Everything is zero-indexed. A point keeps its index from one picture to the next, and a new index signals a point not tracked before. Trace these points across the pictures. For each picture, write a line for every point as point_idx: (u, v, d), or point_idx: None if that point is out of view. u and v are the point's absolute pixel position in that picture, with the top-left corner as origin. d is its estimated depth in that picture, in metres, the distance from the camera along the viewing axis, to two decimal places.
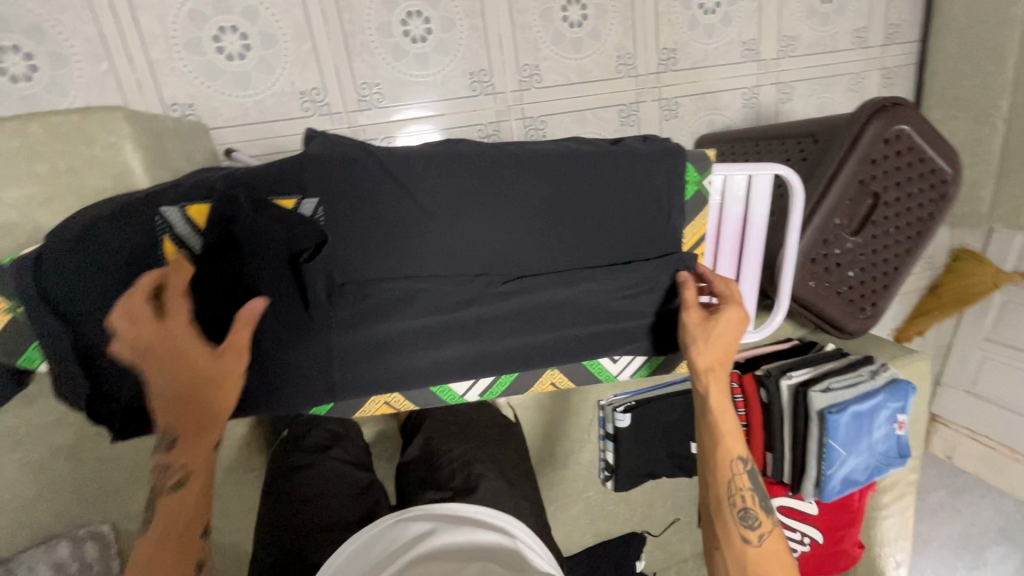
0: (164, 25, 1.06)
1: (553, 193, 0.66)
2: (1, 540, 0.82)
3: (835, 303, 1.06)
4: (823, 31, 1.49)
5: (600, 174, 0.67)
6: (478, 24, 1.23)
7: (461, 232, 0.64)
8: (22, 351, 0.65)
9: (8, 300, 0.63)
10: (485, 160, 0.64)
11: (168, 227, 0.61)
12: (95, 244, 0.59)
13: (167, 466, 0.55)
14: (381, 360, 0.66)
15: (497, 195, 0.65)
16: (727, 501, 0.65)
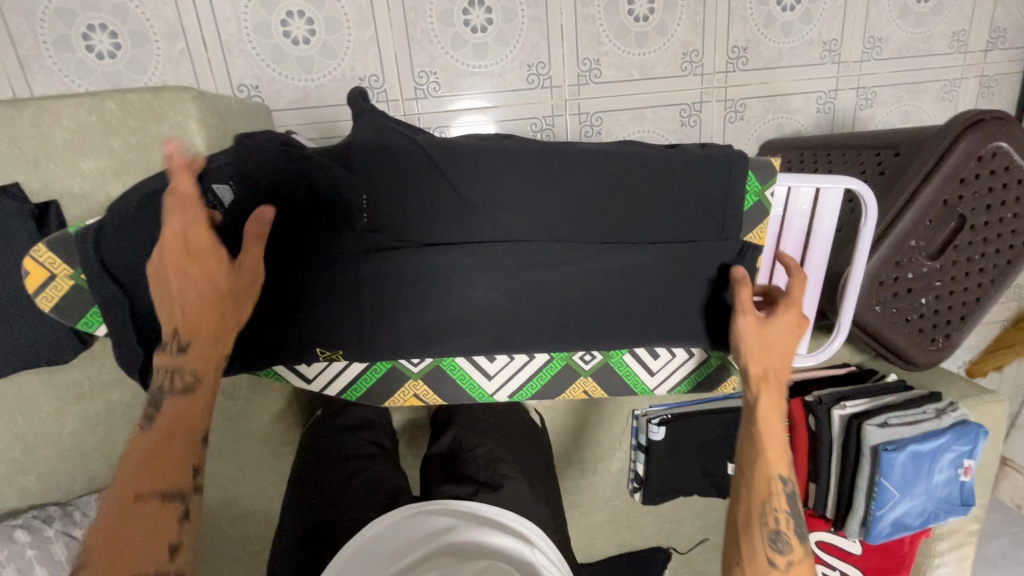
0: (237, 8, 1.10)
1: (602, 194, 0.62)
2: (66, 480, 0.91)
3: (903, 331, 0.98)
4: (915, 33, 1.37)
5: (653, 179, 0.62)
6: (540, 15, 1.21)
7: (502, 228, 0.61)
8: (82, 316, 0.68)
9: (70, 266, 0.66)
10: (535, 156, 0.61)
11: (219, 203, 0.61)
12: (158, 215, 0.64)
13: (178, 369, 0.57)
14: (404, 331, 0.64)
15: (544, 192, 0.61)
16: (760, 521, 0.61)
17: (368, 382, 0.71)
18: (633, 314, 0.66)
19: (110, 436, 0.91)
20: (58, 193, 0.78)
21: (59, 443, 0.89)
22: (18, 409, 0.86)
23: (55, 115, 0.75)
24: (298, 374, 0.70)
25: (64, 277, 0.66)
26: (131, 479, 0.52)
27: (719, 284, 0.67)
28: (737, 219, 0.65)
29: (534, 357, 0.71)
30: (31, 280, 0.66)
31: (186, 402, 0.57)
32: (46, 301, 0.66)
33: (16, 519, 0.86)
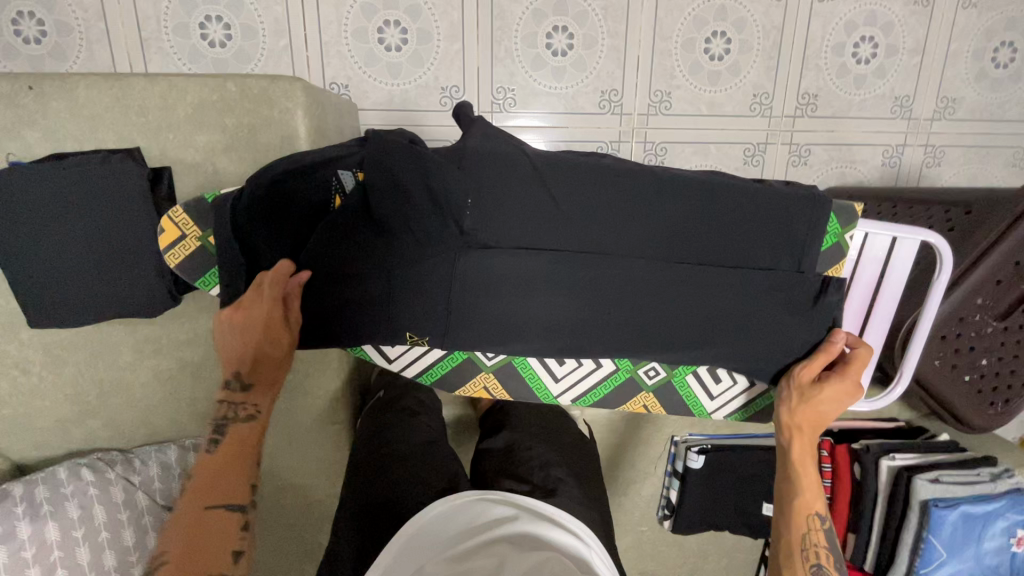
0: (340, 13, 1.18)
1: (693, 218, 0.64)
2: (131, 429, 0.97)
3: (962, 390, 0.97)
4: (989, 97, 1.38)
5: (743, 209, 0.64)
6: (619, 45, 1.26)
7: (595, 241, 0.63)
8: (201, 275, 0.73)
9: (201, 228, 0.71)
10: (631, 174, 0.63)
11: (340, 186, 0.68)
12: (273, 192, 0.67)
13: (238, 402, 0.68)
14: (487, 332, 0.66)
15: (638, 210, 0.63)
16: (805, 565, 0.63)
17: (441, 370, 0.73)
18: (707, 337, 0.68)
19: (177, 392, 0.96)
20: (172, 161, 0.85)
21: (130, 393, 0.95)
22: (101, 356, 0.93)
23: (182, 91, 0.83)
24: (380, 354, 0.71)
25: (193, 238, 0.71)
26: (199, 494, 0.66)
27: (807, 352, 0.68)
28: (816, 257, 0.67)
29: (600, 366, 0.73)
30: (165, 238, 0.70)
31: (246, 431, 0.68)
32: (174, 258, 0.71)
33: (83, 459, 0.92)
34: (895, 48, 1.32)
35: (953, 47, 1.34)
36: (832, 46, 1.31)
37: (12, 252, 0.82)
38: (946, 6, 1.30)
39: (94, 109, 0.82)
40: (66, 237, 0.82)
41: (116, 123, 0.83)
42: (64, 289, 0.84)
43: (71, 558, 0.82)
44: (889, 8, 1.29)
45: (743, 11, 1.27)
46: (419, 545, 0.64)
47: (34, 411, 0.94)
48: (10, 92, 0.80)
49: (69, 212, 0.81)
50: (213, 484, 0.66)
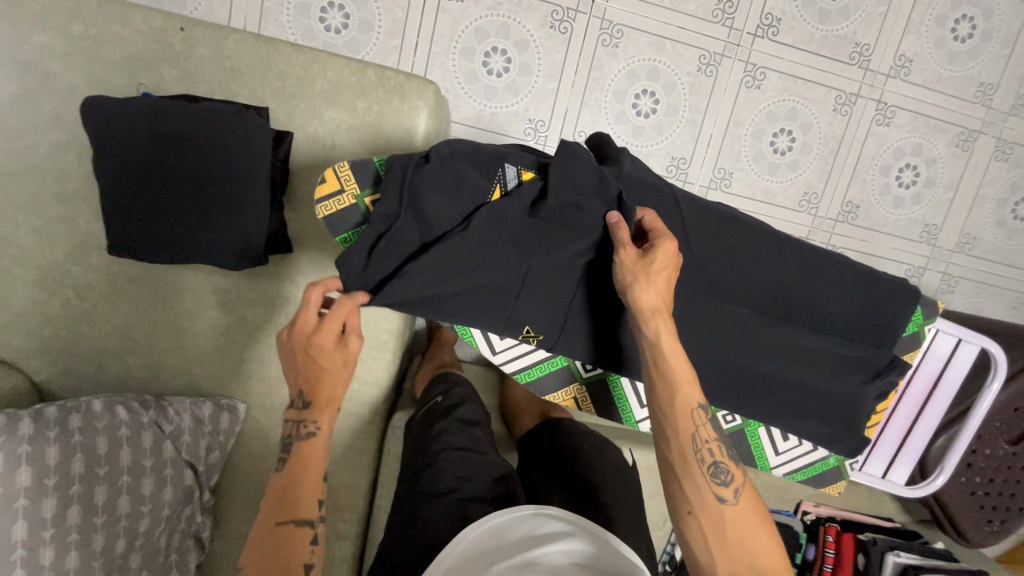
0: (454, 30, 1.23)
1: (797, 281, 0.73)
2: (169, 376, 0.95)
3: (966, 504, 1.03)
4: (1005, 243, 1.51)
5: (843, 282, 0.73)
6: (696, 119, 1.35)
7: (708, 280, 0.73)
8: (341, 231, 0.72)
9: (360, 187, 0.71)
10: (754, 232, 0.72)
11: (502, 180, 0.72)
12: (434, 170, 0.69)
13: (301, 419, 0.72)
14: (590, 339, 0.77)
15: (752, 263, 0.72)
16: (696, 458, 0.62)
17: (538, 373, 0.80)
18: (782, 389, 0.75)
19: (228, 348, 0.95)
20: (295, 128, 0.88)
21: (181, 339, 0.94)
22: (165, 296, 0.92)
23: (324, 67, 0.87)
24: (487, 343, 0.77)
25: (349, 195, 0.71)
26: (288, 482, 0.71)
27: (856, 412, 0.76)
28: (897, 339, 0.75)
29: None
30: (323, 188, 0.70)
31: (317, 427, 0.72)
32: (326, 209, 0.70)
33: (117, 396, 0.89)
34: (933, 181, 1.45)
35: (982, 192, 1.47)
36: (880, 165, 1.43)
37: (118, 177, 0.82)
38: (981, 155, 1.45)
39: (236, 63, 0.86)
40: (177, 175, 0.82)
41: (253, 81, 0.86)
42: (155, 222, 0.84)
43: (89, 496, 0.80)
44: (934, 145, 1.43)
45: (810, 116, 1.37)
46: (475, 555, 0.65)
47: (78, 337, 0.92)
48: (161, 29, 0.84)
49: (186, 151, 0.82)
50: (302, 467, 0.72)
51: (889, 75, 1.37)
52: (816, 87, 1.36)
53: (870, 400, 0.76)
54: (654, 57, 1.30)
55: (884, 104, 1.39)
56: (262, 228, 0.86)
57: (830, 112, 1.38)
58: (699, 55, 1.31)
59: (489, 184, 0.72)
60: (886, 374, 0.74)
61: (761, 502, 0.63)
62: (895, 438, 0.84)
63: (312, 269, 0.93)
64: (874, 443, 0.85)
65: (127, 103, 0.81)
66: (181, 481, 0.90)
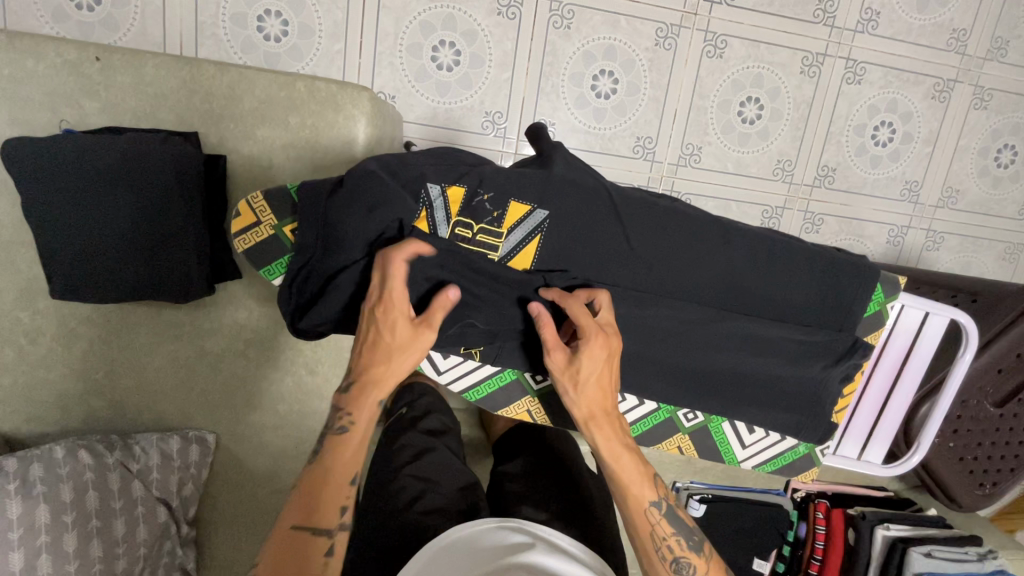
0: (398, 27, 1.17)
1: (749, 271, 0.70)
2: (133, 414, 0.94)
3: (954, 470, 1.02)
4: (990, 193, 1.46)
5: (799, 267, 0.71)
6: (659, 96, 1.29)
7: (658, 275, 0.69)
8: (265, 263, 0.71)
9: (278, 217, 0.69)
10: (702, 225, 0.69)
11: (429, 203, 0.67)
12: (357, 194, 0.65)
13: (339, 409, 0.65)
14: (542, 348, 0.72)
15: (703, 257, 0.69)
16: (656, 555, 0.64)
17: (489, 389, 0.76)
18: (747, 379, 0.74)
19: (190, 381, 0.94)
20: (229, 149, 0.86)
21: (141, 376, 0.92)
22: (120, 335, 0.90)
23: (251, 84, 0.84)
24: (431, 364, 0.74)
25: (267, 226, 0.69)
26: (282, 535, 0.60)
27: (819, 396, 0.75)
28: (857, 320, 0.73)
29: (642, 403, 0.75)
30: (240, 221, 0.69)
31: (347, 449, 0.64)
32: (246, 242, 0.69)
33: (81, 439, 0.87)
34: (910, 136, 1.40)
35: (961, 144, 1.42)
36: (854, 126, 1.37)
37: (46, 218, 0.79)
38: (959, 105, 1.39)
39: (159, 88, 0.83)
40: (109, 211, 0.79)
41: (180, 106, 0.83)
42: (94, 264, 0.81)
43: (58, 545, 0.78)
44: (909, 98, 1.37)
45: (778, 81, 1.32)
46: (442, 565, 0.63)
47: (35, 383, 0.90)
48: (76, 60, 0.80)
49: (115, 185, 0.79)
50: (314, 497, 0.62)
51: (857, 30, 1.31)
52: (780, 50, 1.30)
53: (835, 384, 0.74)
54: (610, 35, 1.24)
55: (854, 62, 1.33)
56: (204, 253, 0.85)
57: (798, 75, 1.32)
58: (656, 28, 1.25)
59: (415, 207, 0.66)
60: (850, 358, 0.72)
61: None
62: (868, 418, 0.82)
63: (266, 294, 0.92)
64: (847, 424, 0.82)
65: (43, 141, 0.77)
66: (155, 518, 0.89)
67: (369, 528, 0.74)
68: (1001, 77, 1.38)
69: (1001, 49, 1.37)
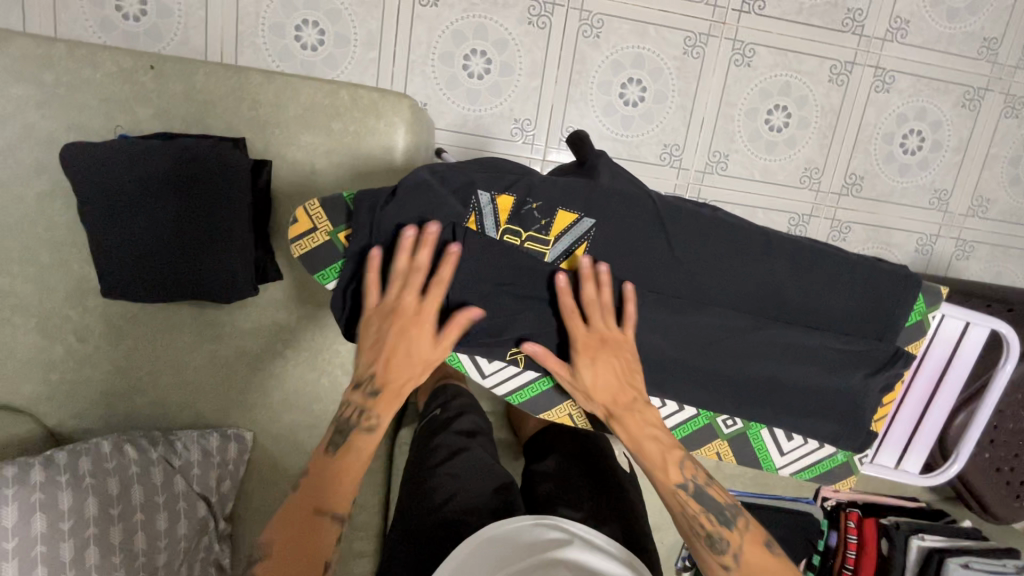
0: (431, 36, 1.20)
1: (789, 279, 0.70)
2: (173, 411, 0.96)
3: (991, 480, 1.01)
4: (1021, 202, 1.45)
5: (839, 275, 0.71)
6: (686, 104, 1.30)
7: (698, 282, 0.70)
8: (319, 269, 0.71)
9: (333, 224, 0.70)
10: (742, 234, 0.70)
11: (479, 209, 0.68)
12: (408, 202, 0.67)
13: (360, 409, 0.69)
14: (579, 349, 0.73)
15: (743, 264, 0.70)
16: (692, 535, 0.65)
17: (531, 393, 0.76)
18: (787, 387, 0.73)
19: (229, 380, 0.96)
20: (273, 155, 0.88)
21: (182, 374, 0.95)
22: (165, 333, 0.93)
23: (296, 92, 0.87)
24: (476, 368, 0.74)
25: (323, 232, 0.70)
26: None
27: (859, 403, 0.74)
28: (897, 329, 0.73)
29: (682, 409, 0.75)
30: (297, 228, 0.69)
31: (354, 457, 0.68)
32: (302, 248, 0.70)
33: (126, 435, 0.90)
34: (940, 144, 1.39)
35: (992, 152, 1.41)
36: (882, 134, 1.37)
37: (102, 220, 0.82)
38: (989, 113, 1.38)
39: (209, 96, 0.86)
40: (161, 213, 0.83)
41: (228, 113, 0.86)
42: (145, 264, 0.84)
43: (105, 537, 0.81)
44: (938, 107, 1.37)
45: (806, 90, 1.32)
46: (482, 562, 0.64)
47: (82, 380, 0.93)
48: (132, 69, 0.84)
49: (167, 189, 0.82)
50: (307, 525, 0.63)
51: (885, 39, 1.31)
52: (808, 59, 1.31)
53: (876, 391, 0.74)
54: (638, 44, 1.26)
55: (882, 70, 1.33)
56: (249, 255, 0.88)
57: (826, 83, 1.32)
58: (684, 37, 1.26)
59: (465, 212, 0.68)
60: (891, 365, 0.72)
61: (770, 560, 0.64)
62: (906, 428, 0.81)
63: (305, 296, 0.94)
64: (885, 434, 0.82)
65: (101, 146, 0.80)
66: (194, 513, 0.91)
67: (409, 523, 0.76)
68: None
69: None
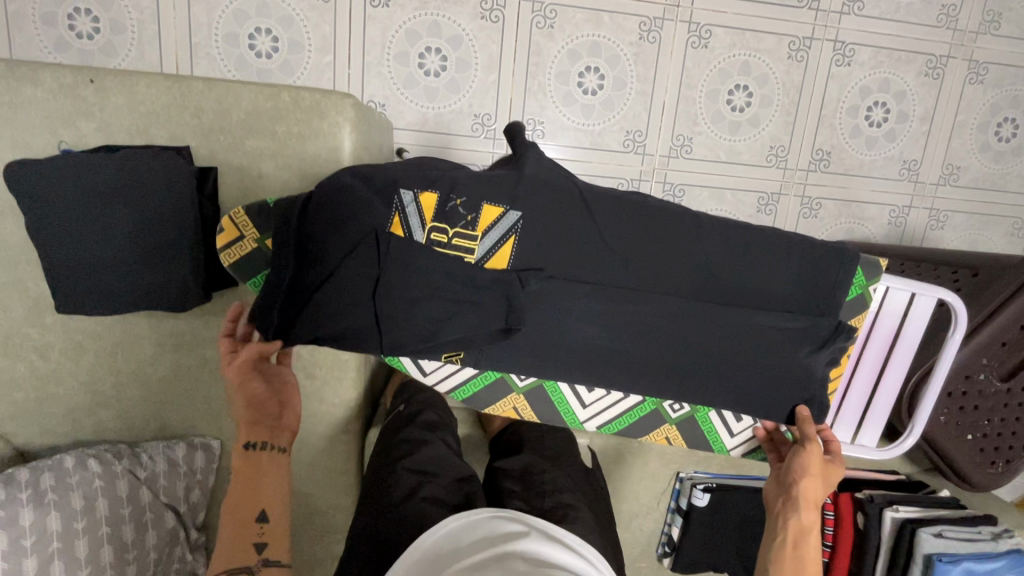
0: (385, 36, 1.20)
1: (728, 257, 0.70)
2: (138, 424, 0.96)
3: (963, 450, 1.00)
4: (993, 168, 1.43)
5: (778, 250, 0.71)
6: (646, 89, 1.30)
7: (635, 266, 0.70)
8: (250, 276, 0.75)
9: (259, 230, 0.73)
10: (678, 214, 0.70)
11: (402, 208, 0.68)
12: (336, 207, 0.68)
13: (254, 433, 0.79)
14: (519, 343, 0.72)
15: (680, 243, 0.70)
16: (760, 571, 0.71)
17: (475, 388, 0.77)
18: (732, 366, 0.73)
19: (191, 390, 0.96)
20: (219, 162, 0.88)
21: (145, 387, 0.95)
22: (124, 347, 0.93)
23: (237, 98, 0.87)
24: (417, 368, 0.75)
25: (250, 240, 0.73)
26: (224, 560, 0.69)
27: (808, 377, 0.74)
28: (839, 304, 0.73)
29: (628, 397, 0.77)
30: (224, 237, 0.72)
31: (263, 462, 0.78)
32: (231, 256, 0.73)
33: (90, 450, 0.90)
34: (906, 115, 1.38)
35: (959, 119, 1.40)
36: (846, 107, 1.36)
37: (48, 237, 0.82)
38: (954, 80, 1.37)
39: (151, 107, 0.86)
40: (106, 226, 0.82)
41: (172, 123, 0.86)
42: (96, 279, 0.85)
43: (68, 552, 0.81)
44: (902, 77, 1.36)
45: (766, 68, 1.32)
46: (434, 556, 0.64)
47: (45, 397, 0.93)
48: (71, 84, 0.84)
49: (111, 201, 0.82)
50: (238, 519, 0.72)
51: (843, 12, 1.30)
52: (766, 37, 1.30)
53: (823, 363, 0.74)
54: (594, 32, 1.25)
55: (842, 44, 1.32)
56: (200, 264, 0.88)
57: (785, 60, 1.32)
58: (639, 23, 1.26)
59: (388, 213, 0.68)
60: (834, 337, 0.72)
61: None
62: (861, 401, 0.81)
63: None
64: (839, 409, 0.81)
65: (43, 163, 0.81)
66: (163, 524, 0.91)
67: (368, 521, 0.75)
68: (995, 50, 1.36)
69: (994, 22, 1.35)
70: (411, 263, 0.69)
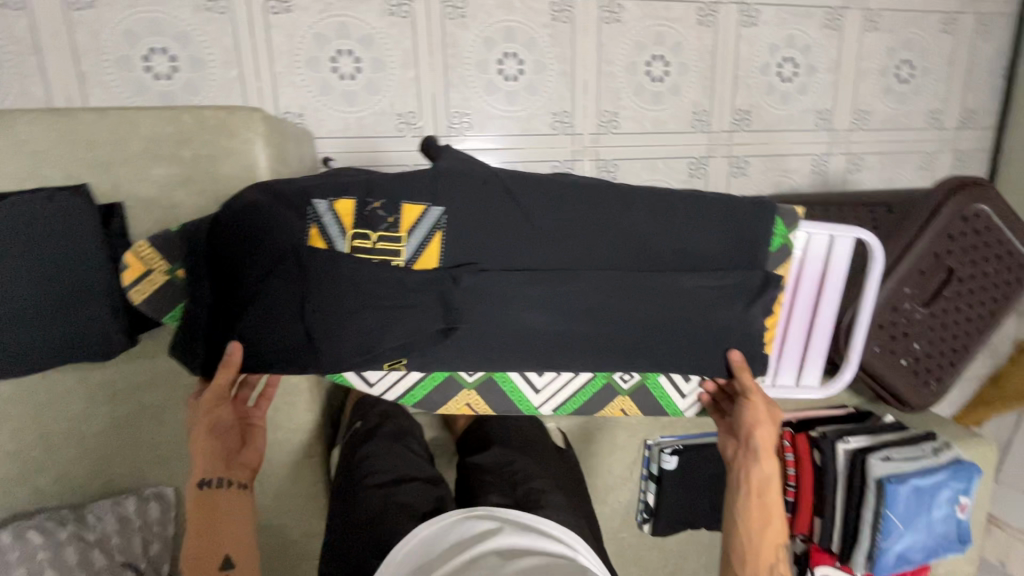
0: (292, 43, 1.15)
1: (656, 226, 0.71)
2: (81, 484, 0.90)
3: (900, 376, 1.06)
4: (898, 108, 1.52)
5: (703, 213, 0.72)
6: (567, 69, 1.30)
7: (568, 247, 0.70)
8: (168, 310, 0.74)
9: (168, 262, 0.72)
10: (603, 191, 0.71)
11: (318, 218, 0.67)
12: (253, 225, 0.68)
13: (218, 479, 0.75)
14: (463, 341, 0.71)
15: (609, 219, 0.71)
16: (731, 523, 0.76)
17: (424, 391, 0.76)
18: (676, 332, 0.74)
19: (134, 439, 0.91)
20: (124, 195, 0.83)
21: (82, 444, 0.89)
22: (49, 406, 0.87)
23: (135, 125, 0.81)
24: (361, 379, 0.75)
25: (160, 272, 0.72)
26: None
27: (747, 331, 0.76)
28: (765, 258, 0.76)
29: (578, 375, 0.78)
30: (130, 273, 0.71)
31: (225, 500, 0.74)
32: (140, 292, 0.72)
33: (28, 521, 0.84)
34: (814, 67, 1.44)
35: (862, 66, 1.47)
36: (759, 66, 1.41)
37: None
38: (852, 29, 1.44)
39: (37, 146, 0.79)
40: (7, 280, 0.76)
41: (65, 160, 0.80)
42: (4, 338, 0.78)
43: None
44: (806, 32, 1.41)
45: (678, 37, 1.34)
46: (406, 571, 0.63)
47: None
48: None
49: (8, 253, 0.76)
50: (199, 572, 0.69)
51: None
52: (675, 6, 1.32)
53: (760, 316, 0.76)
54: (506, 18, 1.24)
55: (747, 5, 1.36)
56: (120, 306, 0.82)
57: (696, 26, 1.35)
58: (549, 3, 1.26)
59: (305, 226, 0.67)
60: (767, 288, 0.75)
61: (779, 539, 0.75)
62: (798, 346, 0.85)
63: None
64: (780, 355, 0.85)
65: None
66: None
67: (338, 542, 0.73)
68: None
69: None
70: (339, 275, 0.67)
